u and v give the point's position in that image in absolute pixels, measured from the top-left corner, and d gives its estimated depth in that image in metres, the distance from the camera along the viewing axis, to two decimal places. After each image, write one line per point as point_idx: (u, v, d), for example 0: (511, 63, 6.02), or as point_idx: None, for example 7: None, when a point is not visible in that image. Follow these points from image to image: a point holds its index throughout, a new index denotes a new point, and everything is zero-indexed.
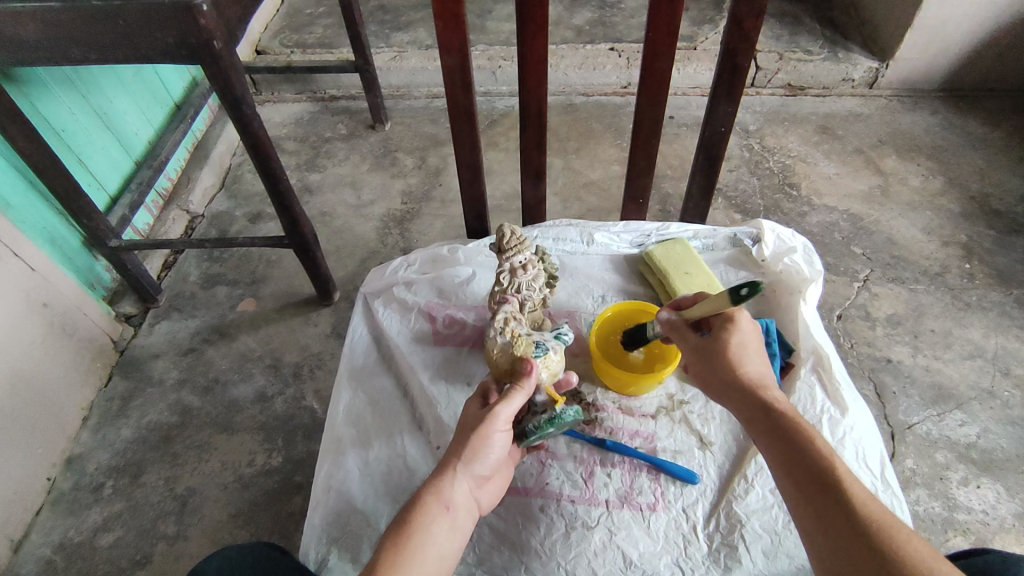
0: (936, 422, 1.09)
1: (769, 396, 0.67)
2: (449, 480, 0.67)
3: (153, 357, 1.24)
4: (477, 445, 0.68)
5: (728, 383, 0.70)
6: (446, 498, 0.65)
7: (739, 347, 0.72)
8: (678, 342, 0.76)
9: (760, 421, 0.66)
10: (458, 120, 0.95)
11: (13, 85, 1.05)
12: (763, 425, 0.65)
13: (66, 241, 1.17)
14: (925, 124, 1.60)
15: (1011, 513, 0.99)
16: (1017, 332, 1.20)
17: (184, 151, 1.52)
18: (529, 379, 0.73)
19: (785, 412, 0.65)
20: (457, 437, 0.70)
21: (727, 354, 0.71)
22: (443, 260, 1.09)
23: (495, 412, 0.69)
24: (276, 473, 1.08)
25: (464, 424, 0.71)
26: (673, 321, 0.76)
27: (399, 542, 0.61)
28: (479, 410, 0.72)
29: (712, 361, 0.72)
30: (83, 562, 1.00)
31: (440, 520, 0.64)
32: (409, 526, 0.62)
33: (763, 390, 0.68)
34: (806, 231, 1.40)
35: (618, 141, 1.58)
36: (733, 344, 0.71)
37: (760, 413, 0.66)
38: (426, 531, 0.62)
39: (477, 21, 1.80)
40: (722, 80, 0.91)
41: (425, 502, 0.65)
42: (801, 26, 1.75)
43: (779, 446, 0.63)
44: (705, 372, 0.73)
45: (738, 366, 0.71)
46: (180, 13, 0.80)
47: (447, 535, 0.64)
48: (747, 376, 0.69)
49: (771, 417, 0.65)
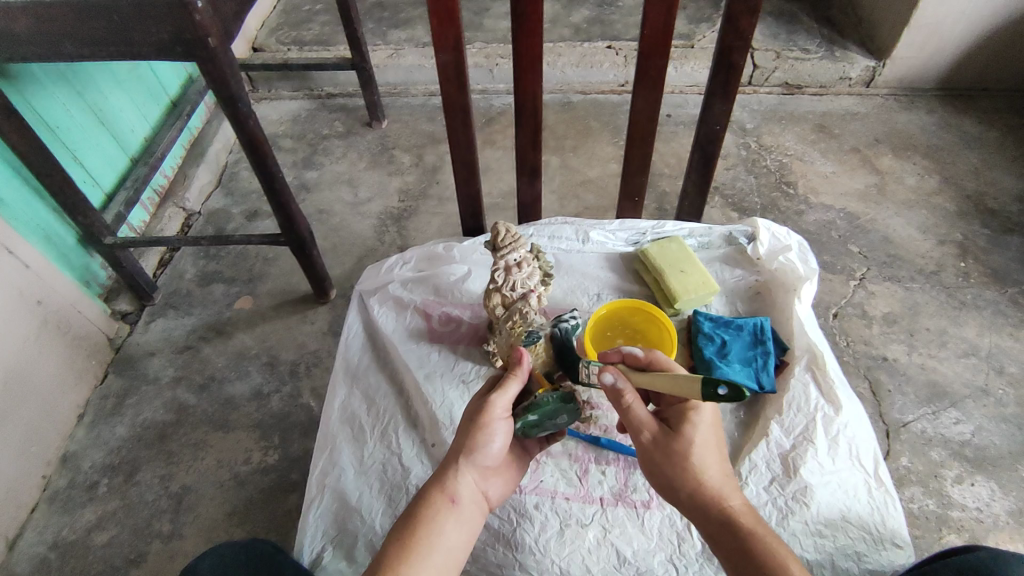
0: (931, 420, 1.09)
1: (731, 508, 0.64)
2: (454, 475, 0.68)
3: (148, 355, 1.24)
4: (476, 440, 0.68)
5: (684, 492, 0.65)
6: (449, 491, 0.66)
7: (697, 448, 0.66)
8: (628, 425, 0.68)
9: (721, 536, 0.63)
10: (454, 118, 0.95)
11: (8, 82, 1.05)
12: (725, 541, 0.62)
13: (62, 239, 1.17)
14: (921, 123, 1.60)
15: (1004, 510, 1.00)
16: (1012, 330, 1.20)
17: (181, 148, 1.51)
18: (522, 368, 0.72)
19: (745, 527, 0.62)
20: (458, 432, 0.70)
21: (684, 458, 0.65)
22: (439, 257, 1.08)
23: (490, 402, 0.69)
24: (272, 471, 1.08)
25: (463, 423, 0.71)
26: (622, 394, 0.66)
27: (404, 537, 0.62)
28: (477, 400, 0.72)
29: (669, 464, 0.66)
30: (78, 560, 1.00)
31: (445, 514, 0.65)
32: (415, 520, 0.64)
33: (723, 501, 0.64)
34: (802, 230, 1.40)
35: (615, 140, 1.58)
36: (690, 449, 0.66)
37: (720, 529, 0.63)
38: (431, 526, 0.63)
39: (475, 19, 1.80)
40: (717, 78, 0.91)
41: (430, 495, 0.66)
42: (798, 24, 1.75)
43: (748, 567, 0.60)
44: (658, 474, 0.67)
45: (698, 472, 0.65)
46: (174, 10, 0.79)
47: (456, 527, 0.65)
48: (708, 484, 0.65)
49: (734, 533, 0.62)
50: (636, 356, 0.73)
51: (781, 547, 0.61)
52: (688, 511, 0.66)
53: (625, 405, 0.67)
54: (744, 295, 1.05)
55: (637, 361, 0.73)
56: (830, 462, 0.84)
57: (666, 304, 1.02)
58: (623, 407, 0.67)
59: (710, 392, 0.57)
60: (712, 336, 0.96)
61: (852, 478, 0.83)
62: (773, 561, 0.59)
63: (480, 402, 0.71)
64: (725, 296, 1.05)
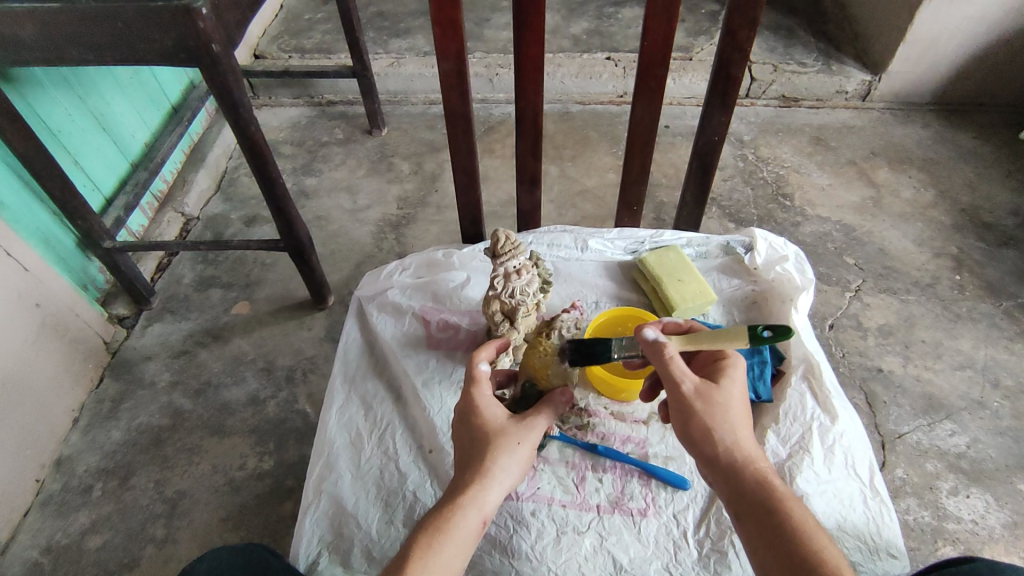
0: (927, 432, 1.10)
1: (759, 472, 0.65)
2: (488, 490, 0.65)
3: (145, 359, 1.23)
4: (507, 458, 0.66)
5: (716, 450, 0.66)
6: (483, 510, 0.64)
7: (731, 406, 0.67)
8: (665, 379, 0.68)
9: (745, 497, 0.63)
10: (455, 125, 0.95)
11: (11, 85, 1.06)
12: (750, 507, 0.63)
13: (60, 242, 1.17)
14: (916, 137, 1.62)
15: (1000, 523, 1.00)
16: (1006, 343, 1.21)
17: (181, 153, 1.53)
18: (553, 414, 0.73)
19: (772, 490, 0.63)
20: (486, 447, 0.67)
21: (721, 414, 0.66)
22: (438, 264, 1.09)
23: (525, 438, 0.68)
24: (267, 477, 1.07)
25: (489, 429, 0.68)
26: (664, 348, 0.67)
27: (433, 545, 0.60)
28: (506, 420, 0.69)
29: (705, 417, 0.66)
30: (70, 565, 0.99)
31: (476, 528, 0.63)
32: (444, 533, 0.61)
33: (752, 464, 0.65)
34: (799, 240, 1.41)
35: (613, 150, 1.59)
36: (728, 406, 0.67)
37: (746, 492, 0.63)
38: (460, 538, 0.62)
39: (475, 29, 1.82)
40: (716, 89, 0.92)
41: (463, 512, 0.63)
42: (795, 38, 1.77)
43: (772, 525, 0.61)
44: (689, 430, 0.67)
45: (729, 431, 0.66)
46: (179, 17, 0.80)
47: (476, 539, 0.64)
48: (739, 443, 0.66)
49: (762, 498, 0.63)
50: (677, 323, 0.77)
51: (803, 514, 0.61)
52: (716, 468, 0.66)
53: (667, 358, 0.66)
54: (741, 305, 1.05)
55: (678, 327, 0.77)
56: (826, 472, 0.84)
57: (663, 313, 1.03)
58: (665, 361, 0.67)
59: (754, 336, 0.60)
60: None
61: (848, 488, 0.83)
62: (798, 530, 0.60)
63: (513, 428, 0.68)
64: (723, 305, 1.06)
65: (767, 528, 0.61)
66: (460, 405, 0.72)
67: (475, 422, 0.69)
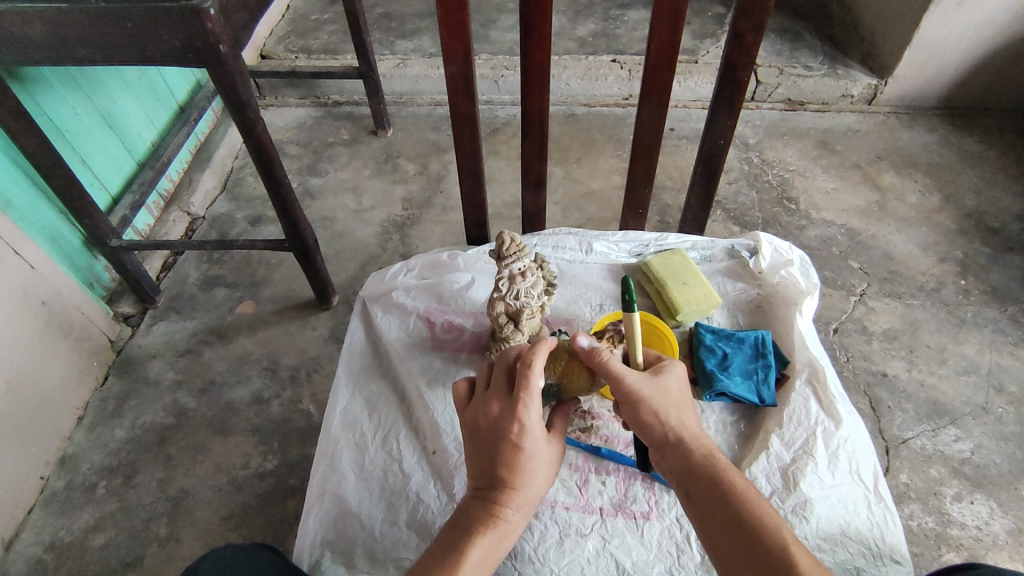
0: (931, 437, 1.09)
1: (703, 449, 0.67)
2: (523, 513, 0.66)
3: (149, 357, 1.24)
4: (545, 483, 0.68)
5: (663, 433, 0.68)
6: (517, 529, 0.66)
7: (673, 395, 0.70)
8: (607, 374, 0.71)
9: (691, 474, 0.65)
10: (461, 127, 0.96)
11: (19, 84, 1.07)
12: (700, 481, 0.64)
13: (66, 240, 1.18)
14: (923, 141, 1.61)
15: (1004, 529, 0.99)
16: (1012, 349, 1.20)
17: (187, 153, 1.53)
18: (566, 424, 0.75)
19: (719, 465, 0.65)
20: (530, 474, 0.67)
21: (665, 400, 0.69)
22: (443, 265, 1.09)
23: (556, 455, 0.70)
24: (270, 476, 1.08)
25: (538, 455, 0.67)
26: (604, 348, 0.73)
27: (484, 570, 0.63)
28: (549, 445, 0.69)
29: (651, 403, 0.68)
30: (74, 562, 1.00)
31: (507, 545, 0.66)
32: (488, 555, 0.63)
33: (696, 442, 0.67)
34: (804, 244, 1.41)
35: (619, 152, 1.59)
36: (668, 393, 0.69)
37: (695, 469, 0.65)
38: (496, 557, 0.64)
39: (482, 31, 1.82)
40: (722, 92, 0.92)
41: (503, 538, 0.64)
42: (801, 41, 1.77)
43: (722, 498, 0.62)
44: (639, 414, 0.69)
45: (675, 414, 0.68)
46: (187, 18, 0.81)
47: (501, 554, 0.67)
48: (682, 425, 0.68)
49: (709, 473, 0.64)
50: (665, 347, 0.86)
51: (755, 495, 0.62)
52: (666, 451, 0.68)
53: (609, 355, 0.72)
54: (746, 308, 1.05)
55: None
56: (830, 477, 0.84)
57: (668, 316, 1.03)
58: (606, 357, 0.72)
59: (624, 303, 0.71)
60: (714, 348, 0.96)
61: (851, 493, 0.83)
62: (745, 501, 0.62)
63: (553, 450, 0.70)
64: (728, 309, 1.05)
65: (718, 500, 0.62)
66: (504, 417, 0.67)
67: (525, 445, 0.66)
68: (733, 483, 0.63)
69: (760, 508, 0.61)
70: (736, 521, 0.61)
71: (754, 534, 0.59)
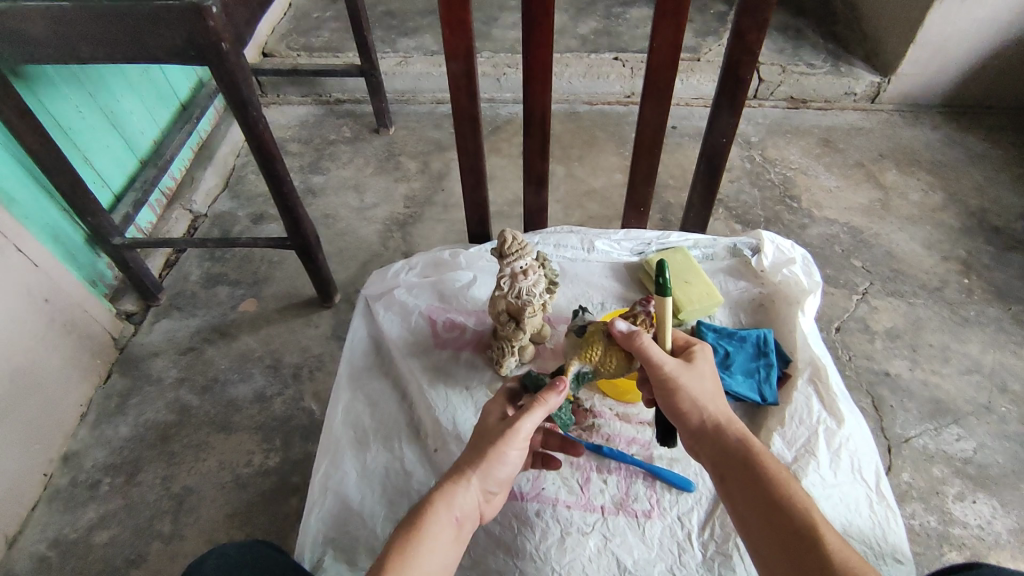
0: (933, 436, 1.09)
1: (737, 434, 0.68)
2: (460, 488, 0.67)
3: (152, 355, 1.24)
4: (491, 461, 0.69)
5: (698, 417, 0.70)
6: (454, 506, 0.65)
7: (708, 381, 0.72)
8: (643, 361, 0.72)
9: (726, 457, 0.67)
10: (463, 125, 0.96)
11: (22, 82, 1.07)
12: (733, 463, 0.66)
13: (69, 237, 1.18)
14: (925, 139, 1.61)
15: (1006, 528, 0.99)
16: (1015, 348, 1.20)
17: (189, 151, 1.53)
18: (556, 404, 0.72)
19: (754, 449, 0.66)
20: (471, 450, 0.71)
21: (698, 386, 0.71)
22: (445, 264, 1.09)
23: (516, 429, 0.70)
24: (273, 474, 1.08)
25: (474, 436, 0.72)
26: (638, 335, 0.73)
27: (408, 535, 0.61)
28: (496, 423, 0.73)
29: (686, 389, 0.70)
30: (77, 559, 1.00)
31: (450, 525, 0.64)
32: (419, 527, 0.62)
33: (730, 427, 0.69)
34: (806, 243, 1.41)
35: (621, 150, 1.59)
36: (702, 380, 0.71)
37: (730, 452, 0.67)
38: (435, 534, 0.62)
39: (483, 29, 1.82)
40: (724, 90, 0.92)
41: (435, 507, 0.65)
42: (803, 39, 1.77)
43: (756, 481, 0.64)
44: (674, 400, 0.71)
45: (709, 400, 0.70)
46: (189, 16, 0.81)
47: (448, 545, 0.63)
48: (716, 411, 0.70)
49: (744, 457, 0.66)
50: None
51: (788, 477, 0.63)
52: (700, 435, 0.70)
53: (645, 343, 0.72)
54: (748, 306, 1.05)
55: None
56: (832, 475, 0.84)
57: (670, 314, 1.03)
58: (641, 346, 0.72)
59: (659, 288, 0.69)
60: (716, 346, 0.96)
61: (853, 492, 0.83)
62: (778, 483, 0.63)
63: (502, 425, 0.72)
64: (730, 307, 1.05)
65: (751, 482, 0.64)
66: None
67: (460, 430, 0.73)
68: (767, 466, 0.64)
69: (793, 490, 0.62)
70: (769, 501, 0.62)
71: (786, 515, 0.60)
